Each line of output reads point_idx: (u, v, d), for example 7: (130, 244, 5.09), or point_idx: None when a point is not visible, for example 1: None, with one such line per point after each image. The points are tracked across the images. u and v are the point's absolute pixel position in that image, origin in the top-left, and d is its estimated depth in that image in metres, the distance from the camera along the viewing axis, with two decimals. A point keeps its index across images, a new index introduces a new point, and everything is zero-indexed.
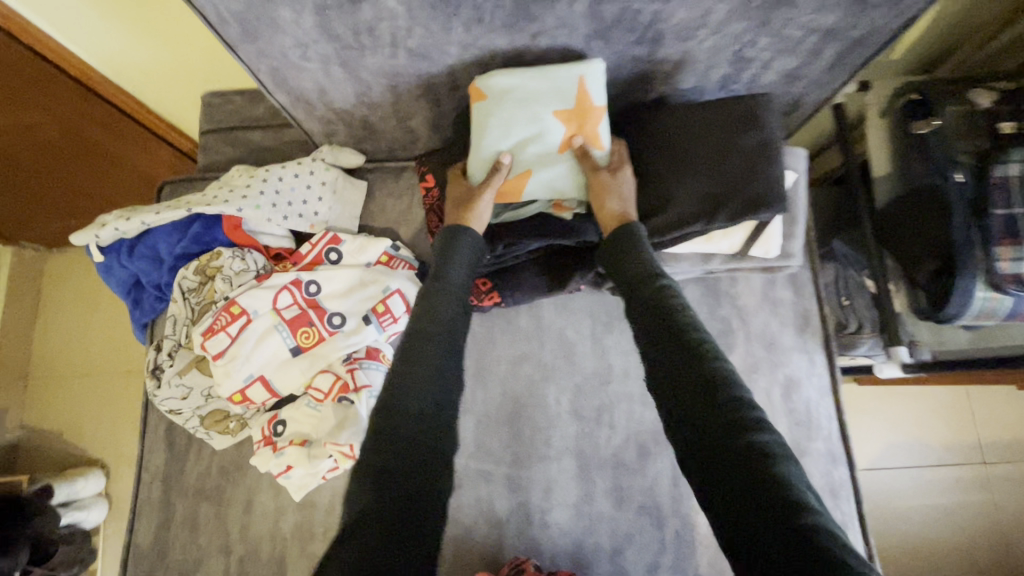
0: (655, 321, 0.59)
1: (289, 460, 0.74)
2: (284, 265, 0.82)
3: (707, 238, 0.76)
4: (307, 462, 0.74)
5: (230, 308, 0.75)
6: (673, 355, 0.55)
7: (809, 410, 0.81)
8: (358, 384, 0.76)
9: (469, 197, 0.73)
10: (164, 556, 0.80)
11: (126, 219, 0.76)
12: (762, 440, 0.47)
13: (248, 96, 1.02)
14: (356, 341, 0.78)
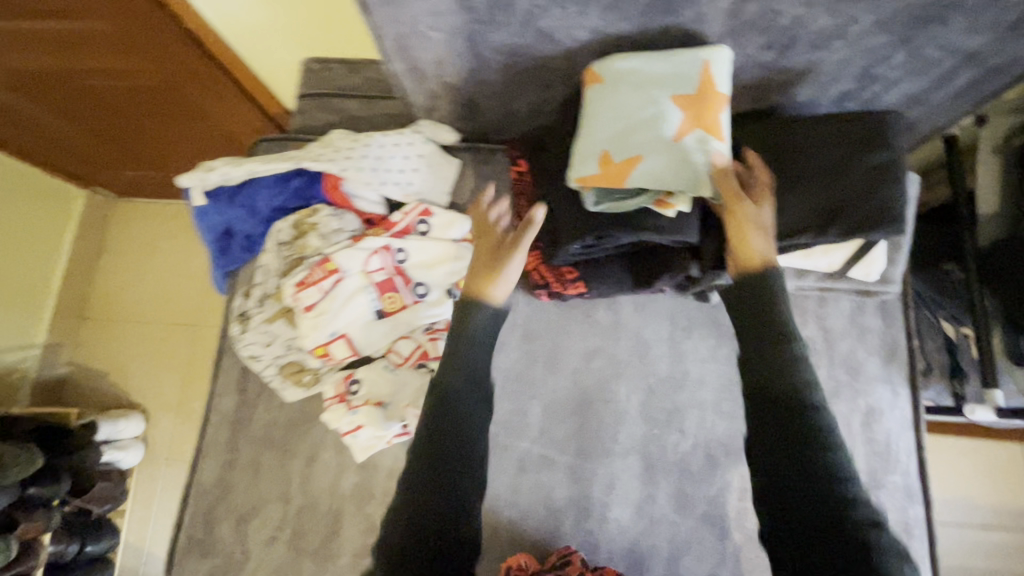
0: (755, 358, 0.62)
1: (362, 420, 0.74)
2: (375, 229, 0.82)
3: (806, 254, 0.74)
4: (380, 424, 0.74)
5: (325, 265, 0.76)
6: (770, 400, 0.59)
7: (889, 442, 0.79)
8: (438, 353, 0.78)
9: (493, 262, 0.68)
10: (225, 497, 0.82)
11: (236, 165, 0.79)
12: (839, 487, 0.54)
13: (347, 66, 1.05)
14: (439, 313, 0.80)
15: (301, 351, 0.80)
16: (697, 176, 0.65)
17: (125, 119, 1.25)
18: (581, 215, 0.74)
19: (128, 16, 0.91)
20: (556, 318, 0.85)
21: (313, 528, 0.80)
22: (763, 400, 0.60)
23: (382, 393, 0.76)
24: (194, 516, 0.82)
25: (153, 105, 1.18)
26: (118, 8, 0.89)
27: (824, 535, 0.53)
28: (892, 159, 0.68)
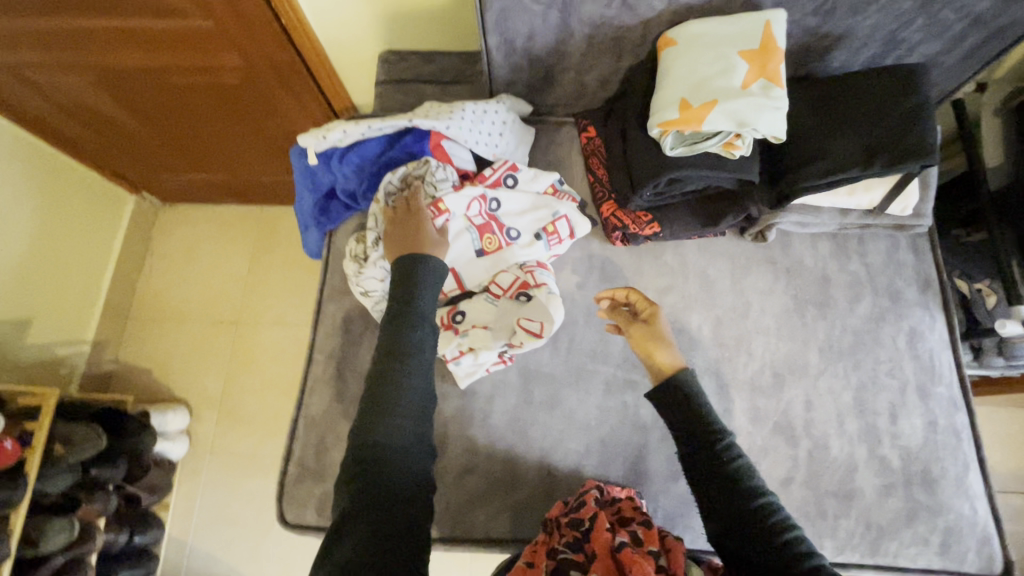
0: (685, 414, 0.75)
1: (471, 342, 0.86)
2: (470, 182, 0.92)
3: (849, 192, 0.86)
4: (488, 344, 0.86)
5: (439, 206, 0.87)
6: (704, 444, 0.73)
7: (933, 358, 0.89)
8: (537, 282, 0.88)
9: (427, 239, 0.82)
10: (336, 426, 0.89)
11: (354, 124, 0.90)
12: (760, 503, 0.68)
13: (422, 57, 1.18)
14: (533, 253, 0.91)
15: None
16: (768, 116, 0.77)
17: (199, 111, 1.39)
18: (658, 160, 0.85)
19: (249, 26, 1.10)
20: (629, 261, 0.96)
21: None
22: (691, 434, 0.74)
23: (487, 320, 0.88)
24: (305, 445, 0.89)
25: (228, 98, 1.33)
26: (248, 26, 1.10)
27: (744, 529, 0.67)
28: (921, 104, 0.82)
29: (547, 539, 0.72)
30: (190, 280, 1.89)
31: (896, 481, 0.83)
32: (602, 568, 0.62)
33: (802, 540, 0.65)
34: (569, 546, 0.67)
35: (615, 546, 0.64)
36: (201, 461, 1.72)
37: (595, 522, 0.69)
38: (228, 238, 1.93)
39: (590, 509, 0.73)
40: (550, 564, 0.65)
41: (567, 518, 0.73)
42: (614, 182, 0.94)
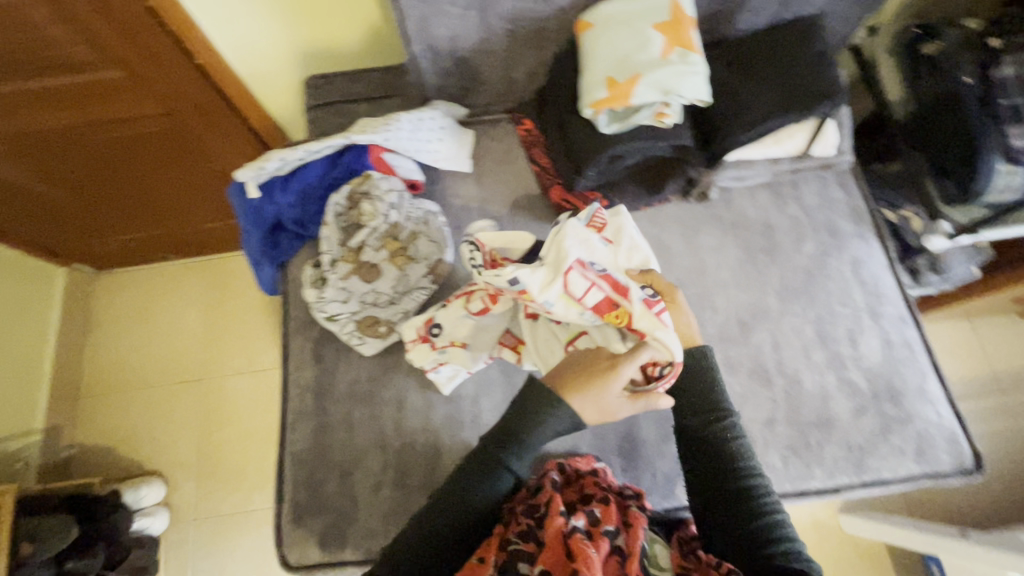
0: (692, 396, 0.79)
1: (448, 357, 0.86)
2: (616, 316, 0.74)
3: (775, 142, 0.91)
4: (467, 362, 0.86)
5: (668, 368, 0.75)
6: (704, 421, 0.77)
7: (877, 282, 0.95)
8: None
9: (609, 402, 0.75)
10: (325, 456, 0.87)
11: (291, 149, 0.89)
12: (748, 482, 0.72)
13: (349, 77, 1.17)
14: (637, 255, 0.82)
15: (376, 305, 0.89)
16: (690, 81, 0.82)
17: (125, 166, 1.33)
18: (594, 140, 0.89)
19: (164, 68, 1.06)
20: None
21: (415, 465, 0.86)
22: (692, 413, 0.78)
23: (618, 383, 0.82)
24: (296, 481, 0.87)
25: (151, 147, 1.27)
26: (165, 71, 1.07)
27: (726, 506, 0.72)
28: (823, 50, 0.88)
29: (504, 528, 0.74)
30: (144, 346, 1.80)
31: (866, 401, 0.88)
32: (550, 557, 0.65)
33: (777, 526, 0.69)
34: (521, 536, 0.69)
35: (567, 530, 0.67)
36: (186, 530, 1.63)
37: (550, 508, 0.72)
38: (176, 295, 1.85)
39: (545, 494, 0.75)
40: (500, 556, 0.68)
41: (522, 505, 0.75)
42: (558, 167, 0.97)
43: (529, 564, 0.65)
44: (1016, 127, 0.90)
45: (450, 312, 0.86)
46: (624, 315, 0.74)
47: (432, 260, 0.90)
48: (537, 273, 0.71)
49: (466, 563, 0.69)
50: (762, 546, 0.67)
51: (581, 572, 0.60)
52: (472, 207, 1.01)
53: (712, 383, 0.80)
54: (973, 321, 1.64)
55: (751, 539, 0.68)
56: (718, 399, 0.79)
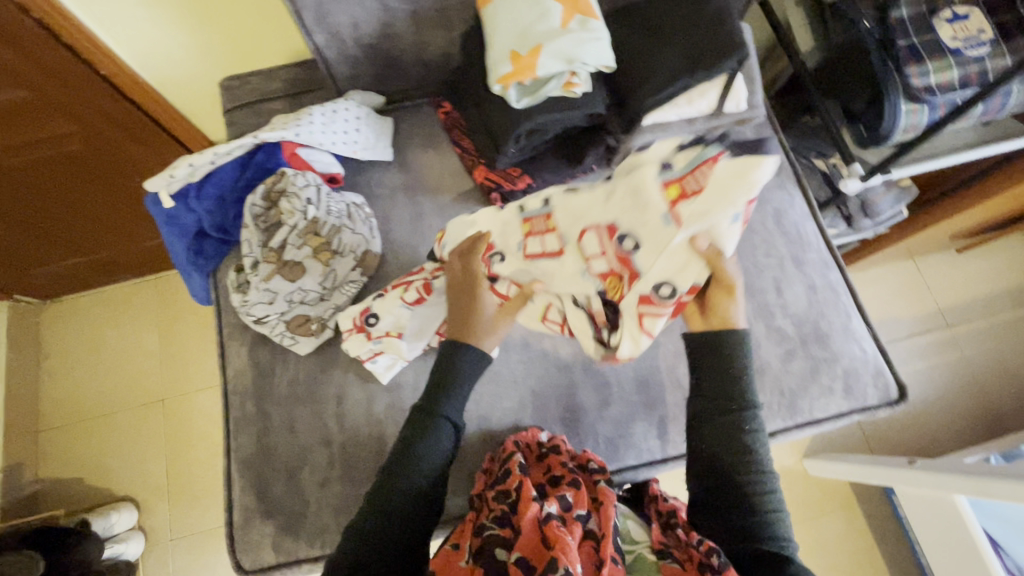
0: (715, 385, 0.74)
1: (384, 346, 0.86)
2: (614, 286, 0.69)
3: (688, 101, 0.92)
4: (402, 351, 0.86)
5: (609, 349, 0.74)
6: (723, 411, 0.73)
7: (799, 230, 0.98)
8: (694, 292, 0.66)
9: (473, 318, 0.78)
10: (269, 459, 0.87)
11: (199, 154, 0.86)
12: (750, 478, 0.70)
13: (265, 75, 1.14)
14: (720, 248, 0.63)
15: (305, 304, 0.88)
16: (591, 48, 0.83)
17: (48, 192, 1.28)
18: (509, 116, 0.88)
19: (67, 84, 1.03)
20: None
21: (361, 457, 0.86)
22: (711, 402, 0.73)
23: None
24: (242, 487, 0.87)
25: (73, 169, 1.23)
26: (70, 87, 1.04)
27: (725, 498, 0.70)
28: (724, 5, 0.89)
29: (477, 517, 0.73)
30: (101, 372, 1.75)
31: (795, 345, 0.91)
32: (527, 543, 0.62)
33: (772, 525, 0.68)
34: (496, 522, 0.67)
35: (542, 517, 0.64)
36: (164, 552, 1.60)
37: (521, 493, 0.69)
38: (132, 318, 1.80)
39: (515, 479, 0.72)
40: (476, 543, 0.66)
41: (493, 492, 0.73)
42: (478, 146, 0.96)
43: (507, 551, 0.62)
44: (915, 67, 0.92)
45: (387, 300, 0.85)
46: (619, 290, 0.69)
47: (359, 252, 0.90)
48: (575, 204, 0.70)
49: (441, 550, 0.69)
50: (755, 540, 0.67)
51: (558, 556, 0.57)
52: (398, 195, 1.00)
53: (727, 366, 0.73)
54: (917, 260, 1.70)
55: (746, 532, 0.67)
56: (741, 389, 0.73)
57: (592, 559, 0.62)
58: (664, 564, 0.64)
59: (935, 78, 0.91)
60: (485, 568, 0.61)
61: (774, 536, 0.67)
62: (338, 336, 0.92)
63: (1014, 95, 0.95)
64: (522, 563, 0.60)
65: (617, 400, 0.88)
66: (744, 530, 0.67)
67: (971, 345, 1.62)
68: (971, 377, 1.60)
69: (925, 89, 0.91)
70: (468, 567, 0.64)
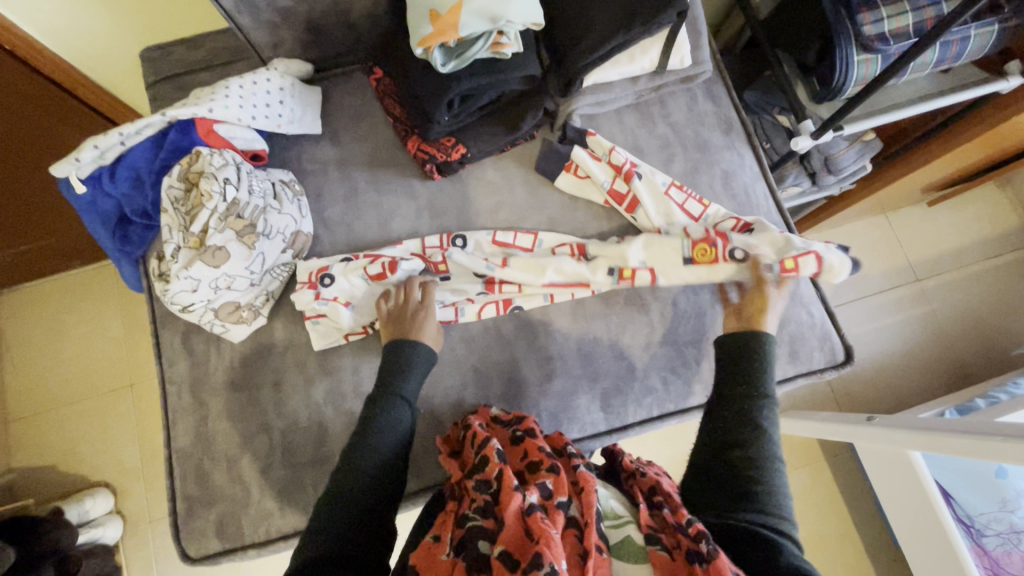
0: (734, 375, 0.73)
1: (326, 309, 0.85)
2: (707, 245, 0.85)
3: (630, 59, 0.87)
4: (339, 319, 0.85)
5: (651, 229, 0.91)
6: (734, 395, 0.71)
7: (748, 192, 0.95)
8: (724, 255, 0.84)
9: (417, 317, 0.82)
10: (209, 448, 0.86)
11: (105, 135, 0.81)
12: (746, 455, 0.65)
13: (186, 44, 1.06)
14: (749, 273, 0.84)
15: (232, 291, 0.84)
16: (517, 4, 0.77)
17: None
18: (438, 81, 0.83)
19: None
20: (453, 190, 0.94)
21: (301, 442, 0.85)
22: (727, 386, 0.73)
23: (576, 272, 0.86)
24: (185, 478, 0.86)
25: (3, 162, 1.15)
26: None
27: (716, 471, 0.66)
28: None
29: (457, 507, 0.66)
30: (64, 358, 1.60)
31: None
32: (510, 535, 0.55)
33: (760, 511, 0.61)
34: (479, 513, 0.60)
35: (526, 508, 0.57)
36: (144, 534, 1.49)
37: (502, 482, 0.61)
38: (93, 303, 1.63)
39: (495, 467, 0.64)
40: (459, 533, 0.60)
41: (472, 479, 0.65)
42: (410, 114, 0.91)
43: (492, 544, 0.56)
44: (868, 14, 0.87)
45: (350, 266, 0.87)
46: (709, 251, 0.85)
47: (289, 234, 0.87)
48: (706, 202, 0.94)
49: (421, 543, 0.62)
50: (736, 516, 0.61)
51: (543, 552, 0.50)
52: (331, 170, 0.96)
53: (746, 360, 0.74)
54: (889, 215, 1.68)
55: (728, 508, 0.62)
56: (761, 384, 0.72)
57: (576, 550, 0.56)
58: (653, 551, 0.56)
59: (889, 26, 0.87)
60: (468, 563, 0.56)
61: (761, 518, 0.61)
62: (273, 320, 0.89)
63: (971, 40, 0.91)
64: (507, 559, 0.53)
65: (560, 374, 0.87)
66: (726, 506, 0.63)
67: (940, 299, 1.62)
68: (941, 330, 1.60)
69: (877, 37, 0.87)
70: (450, 561, 0.57)
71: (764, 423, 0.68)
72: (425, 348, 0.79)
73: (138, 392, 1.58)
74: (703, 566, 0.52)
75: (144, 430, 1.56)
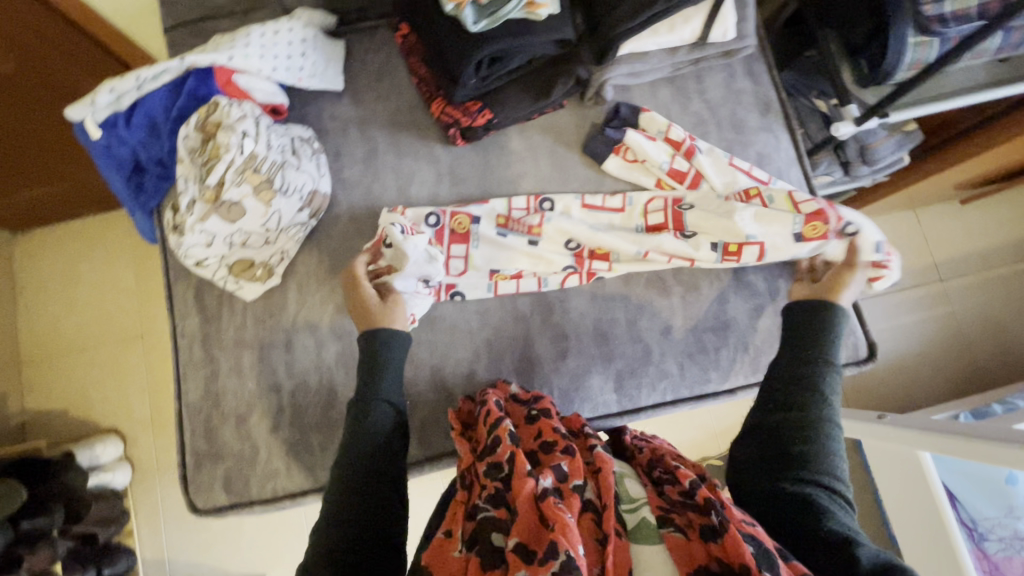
0: (795, 345, 0.72)
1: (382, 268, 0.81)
2: (814, 224, 0.81)
3: (670, 28, 0.83)
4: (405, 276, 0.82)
5: (748, 190, 0.86)
6: (795, 362, 0.69)
7: (781, 176, 0.92)
8: (834, 233, 0.80)
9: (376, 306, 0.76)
10: (218, 403, 0.86)
11: (121, 78, 0.79)
12: (801, 417, 0.64)
13: None
14: (864, 248, 0.78)
15: (246, 247, 0.84)
16: None
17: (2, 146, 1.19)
18: (469, 41, 0.79)
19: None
20: (476, 158, 0.91)
21: (311, 403, 0.85)
22: (790, 355, 0.71)
23: (676, 249, 0.84)
24: (194, 431, 0.86)
25: (22, 109, 1.13)
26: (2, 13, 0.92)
27: (768, 433, 0.64)
28: None
29: (467, 497, 0.64)
30: (76, 306, 1.61)
31: (765, 301, 0.87)
32: (523, 526, 0.53)
33: (812, 475, 0.59)
34: (489, 501, 0.58)
35: (539, 493, 0.56)
36: (152, 482, 1.52)
37: (514, 466, 0.60)
38: (104, 252, 1.63)
39: (507, 450, 0.63)
40: (469, 527, 0.58)
41: (482, 463, 0.64)
42: (436, 75, 0.88)
43: (505, 535, 0.54)
44: None
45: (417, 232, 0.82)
46: (817, 229, 0.81)
47: (307, 193, 0.85)
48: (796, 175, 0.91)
49: (431, 540, 0.60)
50: (785, 477, 0.60)
51: (558, 539, 0.49)
52: (351, 129, 0.93)
53: (812, 332, 0.71)
54: (918, 211, 1.62)
55: (778, 469, 0.61)
56: (827, 356, 0.69)
57: (595, 534, 0.54)
58: (666, 532, 0.53)
59: (951, 6, 0.79)
60: (480, 555, 0.53)
61: (811, 480, 0.59)
62: (286, 280, 0.88)
63: None
64: (521, 549, 0.50)
65: (574, 353, 0.86)
66: (775, 468, 0.61)
67: (963, 301, 1.58)
68: (960, 333, 1.57)
69: (936, 20, 0.80)
70: (462, 558, 0.55)
71: (825, 391, 0.66)
72: (402, 343, 0.74)
73: (148, 343, 1.59)
74: (719, 543, 0.50)
75: (152, 381, 1.57)
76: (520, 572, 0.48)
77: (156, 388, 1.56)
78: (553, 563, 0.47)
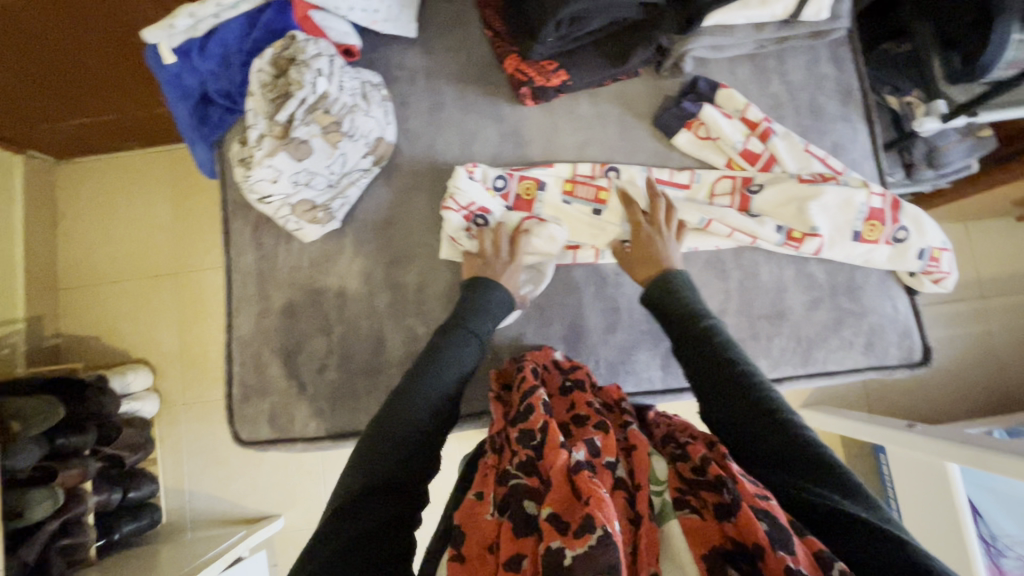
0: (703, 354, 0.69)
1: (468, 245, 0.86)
2: (873, 224, 0.83)
3: (762, 2, 0.79)
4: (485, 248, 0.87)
5: (828, 173, 0.85)
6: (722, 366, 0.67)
7: (854, 168, 0.89)
8: (883, 237, 0.83)
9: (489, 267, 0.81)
10: (266, 340, 0.87)
11: (201, 3, 0.77)
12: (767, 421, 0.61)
13: None
14: (901, 264, 0.83)
15: (309, 189, 0.81)
16: None
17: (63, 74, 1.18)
18: None
19: None
20: (543, 121, 0.90)
21: (359, 349, 0.86)
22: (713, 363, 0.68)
23: (742, 224, 0.83)
24: (242, 364, 0.88)
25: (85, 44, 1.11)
26: None
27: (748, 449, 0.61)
28: None
29: (498, 462, 0.65)
30: (115, 237, 1.63)
31: (823, 294, 0.86)
32: (557, 496, 0.53)
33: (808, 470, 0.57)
34: (522, 469, 0.58)
35: (572, 466, 0.55)
36: (178, 415, 1.56)
37: (547, 436, 0.60)
38: (145, 185, 1.64)
39: (540, 418, 0.62)
40: (500, 493, 0.58)
41: (514, 430, 0.63)
42: (512, 31, 0.85)
43: (538, 505, 0.54)
44: None
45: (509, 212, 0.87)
46: (875, 230, 0.83)
47: (372, 140, 0.85)
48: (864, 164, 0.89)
49: (464, 501, 0.61)
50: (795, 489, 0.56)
51: (594, 513, 0.48)
52: (419, 79, 0.91)
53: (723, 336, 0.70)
54: (969, 224, 1.57)
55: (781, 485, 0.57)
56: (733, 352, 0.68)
57: (626, 513, 0.54)
58: (683, 513, 0.52)
59: None
60: (513, 522, 0.53)
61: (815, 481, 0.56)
62: (344, 226, 0.88)
63: None
64: (555, 519, 0.50)
65: (624, 326, 0.85)
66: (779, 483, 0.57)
67: (1002, 320, 1.54)
68: (994, 352, 1.54)
69: None
70: (495, 522, 0.56)
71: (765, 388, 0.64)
72: (502, 302, 0.79)
73: (183, 280, 1.61)
74: (733, 523, 0.49)
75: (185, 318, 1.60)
76: (555, 542, 0.48)
77: (189, 325, 1.59)
78: (591, 537, 0.46)
